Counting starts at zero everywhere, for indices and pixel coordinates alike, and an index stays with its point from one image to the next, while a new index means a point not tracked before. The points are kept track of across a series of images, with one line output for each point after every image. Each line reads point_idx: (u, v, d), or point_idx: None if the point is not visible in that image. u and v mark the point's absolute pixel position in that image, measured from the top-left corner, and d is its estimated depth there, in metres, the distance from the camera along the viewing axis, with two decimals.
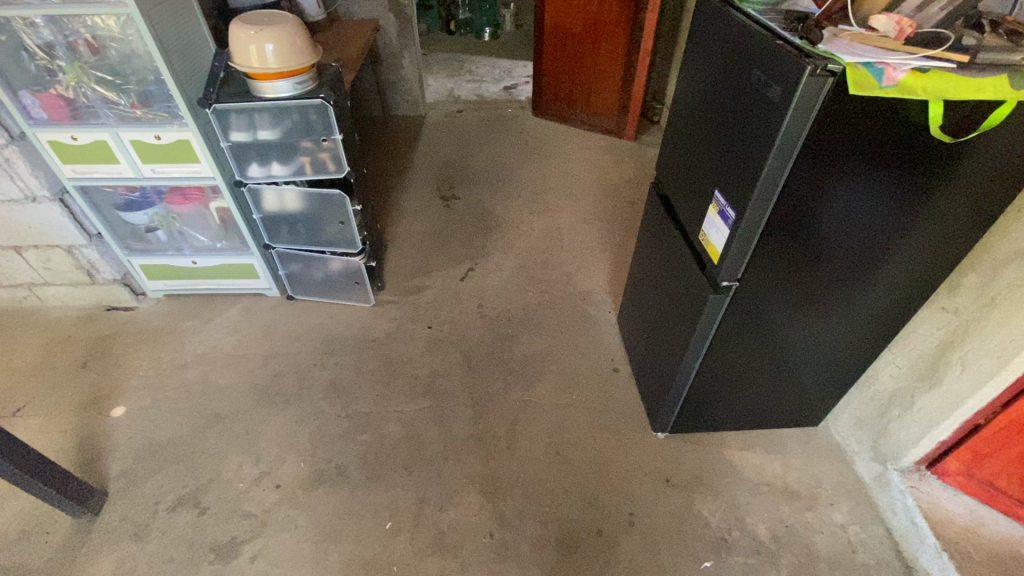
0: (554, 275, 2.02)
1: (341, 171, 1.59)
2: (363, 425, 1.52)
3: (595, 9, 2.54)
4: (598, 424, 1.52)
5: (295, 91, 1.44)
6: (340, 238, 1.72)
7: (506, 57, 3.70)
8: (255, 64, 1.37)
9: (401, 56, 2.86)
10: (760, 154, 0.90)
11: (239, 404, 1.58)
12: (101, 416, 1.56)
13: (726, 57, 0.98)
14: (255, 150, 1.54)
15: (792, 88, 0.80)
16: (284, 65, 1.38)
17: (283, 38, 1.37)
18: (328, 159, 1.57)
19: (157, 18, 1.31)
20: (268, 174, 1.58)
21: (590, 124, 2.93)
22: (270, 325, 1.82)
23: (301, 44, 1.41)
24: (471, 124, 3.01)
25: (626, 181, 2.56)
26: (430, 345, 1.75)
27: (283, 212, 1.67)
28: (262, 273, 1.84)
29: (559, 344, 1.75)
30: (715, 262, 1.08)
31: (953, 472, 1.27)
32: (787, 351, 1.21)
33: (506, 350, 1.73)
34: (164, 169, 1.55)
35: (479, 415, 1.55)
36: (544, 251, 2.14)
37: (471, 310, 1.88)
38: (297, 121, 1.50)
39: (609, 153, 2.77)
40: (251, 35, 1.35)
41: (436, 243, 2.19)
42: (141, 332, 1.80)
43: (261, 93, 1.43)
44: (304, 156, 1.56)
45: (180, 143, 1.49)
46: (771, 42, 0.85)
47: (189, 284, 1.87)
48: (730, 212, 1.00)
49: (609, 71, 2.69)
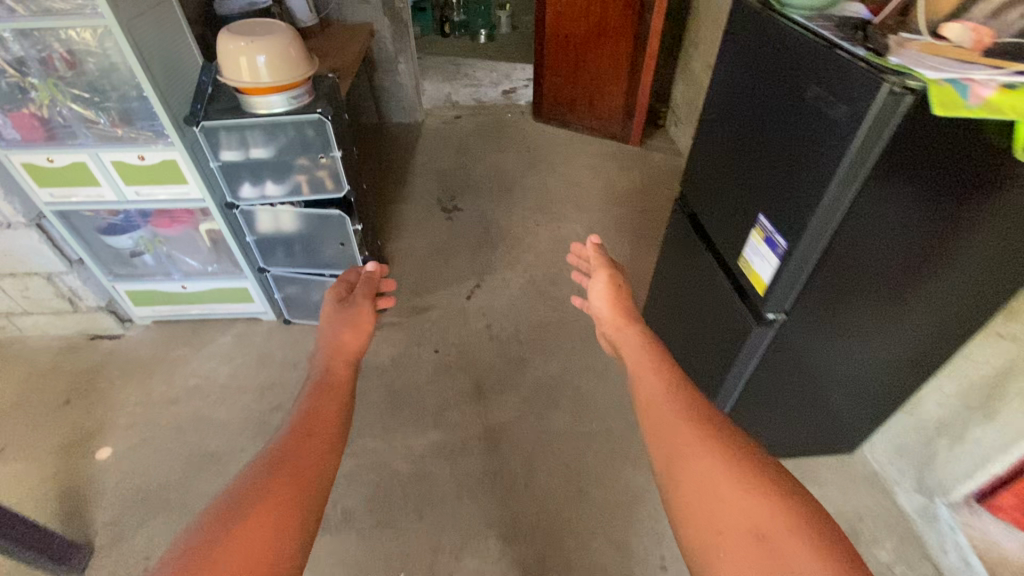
0: (564, 291, 1.93)
1: (342, 190, 1.50)
2: (371, 463, 1.42)
3: (598, 10, 2.47)
4: (620, 455, 1.43)
5: (290, 105, 1.33)
6: (340, 259, 1.62)
7: (504, 61, 3.59)
8: (246, 79, 1.26)
9: (396, 61, 2.77)
10: (820, 182, 0.81)
11: (236, 442, 1.49)
12: (85, 460, 1.45)
13: (775, 63, 0.88)
14: (247, 170, 1.42)
15: (865, 107, 0.71)
16: (277, 78, 1.27)
17: (277, 49, 1.26)
18: (326, 177, 1.47)
19: (139, 29, 1.20)
20: (261, 194, 1.47)
21: (592, 129, 2.85)
22: (267, 354, 1.72)
23: (295, 54, 1.30)
24: (470, 130, 2.92)
25: (633, 191, 2.48)
26: (437, 372, 1.65)
27: (278, 233, 1.56)
28: (257, 296, 1.74)
29: (574, 366, 1.66)
30: (762, 293, 1.00)
31: (1009, 509, 1.14)
32: (831, 381, 1.13)
33: (519, 375, 1.64)
34: (149, 191, 1.44)
35: (494, 449, 1.45)
36: (552, 267, 2.04)
37: (479, 332, 1.78)
38: (293, 138, 1.39)
39: (615, 160, 2.68)
40: (241, 46, 1.23)
41: (439, 260, 2.09)
42: (129, 363, 1.70)
43: (253, 108, 1.32)
44: (300, 174, 1.46)
45: (165, 163, 1.37)
46: (831, 54, 0.76)
47: (179, 308, 1.77)
48: (778, 239, 0.92)
49: (614, 74, 2.61)
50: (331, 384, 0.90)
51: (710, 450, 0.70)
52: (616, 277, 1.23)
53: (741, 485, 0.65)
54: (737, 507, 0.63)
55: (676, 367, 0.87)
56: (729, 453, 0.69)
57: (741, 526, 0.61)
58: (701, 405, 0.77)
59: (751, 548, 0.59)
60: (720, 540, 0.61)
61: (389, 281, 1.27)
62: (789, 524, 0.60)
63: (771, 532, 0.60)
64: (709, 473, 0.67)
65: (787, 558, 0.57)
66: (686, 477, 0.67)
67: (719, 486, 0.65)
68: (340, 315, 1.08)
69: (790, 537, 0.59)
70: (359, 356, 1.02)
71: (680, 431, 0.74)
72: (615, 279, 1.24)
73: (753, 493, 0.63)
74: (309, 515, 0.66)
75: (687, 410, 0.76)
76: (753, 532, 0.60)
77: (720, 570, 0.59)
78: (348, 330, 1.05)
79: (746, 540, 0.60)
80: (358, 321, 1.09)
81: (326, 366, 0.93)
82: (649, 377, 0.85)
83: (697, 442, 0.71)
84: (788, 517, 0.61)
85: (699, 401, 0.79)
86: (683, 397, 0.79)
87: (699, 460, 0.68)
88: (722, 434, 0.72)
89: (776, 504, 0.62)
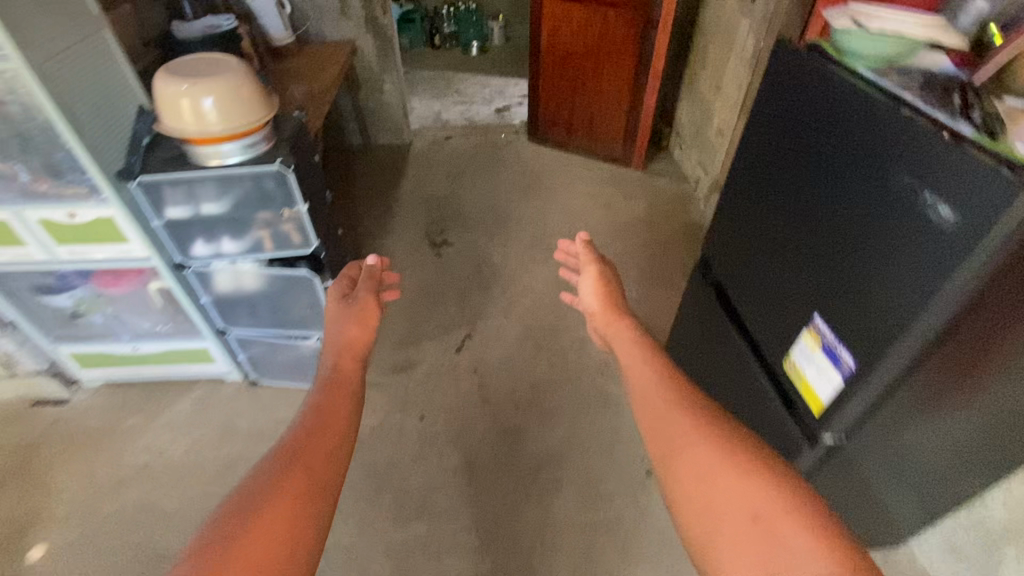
0: (564, 342, 1.75)
1: (309, 246, 1.29)
2: (345, 564, 1.24)
3: (597, 27, 2.29)
4: (630, 552, 1.26)
5: (246, 154, 1.13)
6: (311, 318, 1.41)
7: (498, 75, 3.40)
8: (191, 127, 1.07)
9: (381, 80, 2.58)
10: (908, 302, 0.65)
11: (190, 537, 1.31)
12: (17, 562, 1.28)
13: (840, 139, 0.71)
14: (198, 227, 1.23)
15: (990, 219, 0.55)
16: (229, 125, 1.08)
17: (227, 89, 1.07)
18: (292, 231, 1.27)
19: (57, 72, 1.00)
20: (216, 251, 1.27)
21: (592, 151, 2.66)
22: (230, 423, 1.53)
23: (250, 93, 1.10)
24: (461, 152, 2.74)
25: (637, 222, 2.30)
26: (422, 445, 1.46)
27: (239, 293, 1.36)
28: (219, 357, 1.54)
29: (576, 437, 1.48)
30: (819, 417, 0.85)
31: None
32: (895, 491, 0.96)
33: (515, 448, 1.46)
34: (85, 251, 1.24)
35: (487, 545, 1.27)
36: (551, 312, 1.86)
37: (471, 393, 1.59)
38: (249, 190, 1.19)
39: (616, 186, 2.50)
40: (182, 89, 1.04)
41: (426, 305, 1.90)
42: (73, 436, 1.51)
43: (200, 159, 1.12)
44: (261, 229, 1.26)
45: (100, 221, 1.18)
46: (933, 139, 0.59)
47: (133, 370, 1.58)
48: (845, 359, 0.75)
49: (615, 95, 2.43)
50: (340, 377, 0.87)
51: (705, 440, 0.69)
52: (607, 272, 1.16)
53: (738, 472, 0.65)
54: (732, 492, 0.64)
55: (667, 360, 0.86)
56: (723, 442, 0.69)
57: (739, 510, 0.62)
58: (695, 396, 0.77)
59: (750, 536, 0.60)
60: (718, 526, 0.62)
61: (394, 273, 1.18)
62: (786, 505, 0.61)
63: (767, 514, 0.61)
64: (703, 463, 0.67)
65: (785, 538, 0.59)
66: (684, 467, 0.68)
67: (715, 473, 0.66)
68: (346, 312, 1.01)
69: (786, 518, 0.60)
70: (369, 353, 0.97)
71: (675, 421, 0.73)
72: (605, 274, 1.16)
73: (749, 476, 0.65)
74: (318, 514, 0.66)
75: (679, 400, 0.75)
76: (751, 516, 0.61)
77: (720, 552, 0.61)
78: (354, 327, 0.99)
79: (746, 522, 0.61)
80: (363, 317, 1.01)
81: (334, 364, 0.89)
82: (643, 370, 0.83)
83: (693, 433, 0.70)
84: (784, 502, 0.62)
85: (688, 391, 0.78)
86: (678, 387, 0.78)
87: (693, 450, 0.69)
88: (713, 422, 0.72)
89: (770, 485, 0.63)
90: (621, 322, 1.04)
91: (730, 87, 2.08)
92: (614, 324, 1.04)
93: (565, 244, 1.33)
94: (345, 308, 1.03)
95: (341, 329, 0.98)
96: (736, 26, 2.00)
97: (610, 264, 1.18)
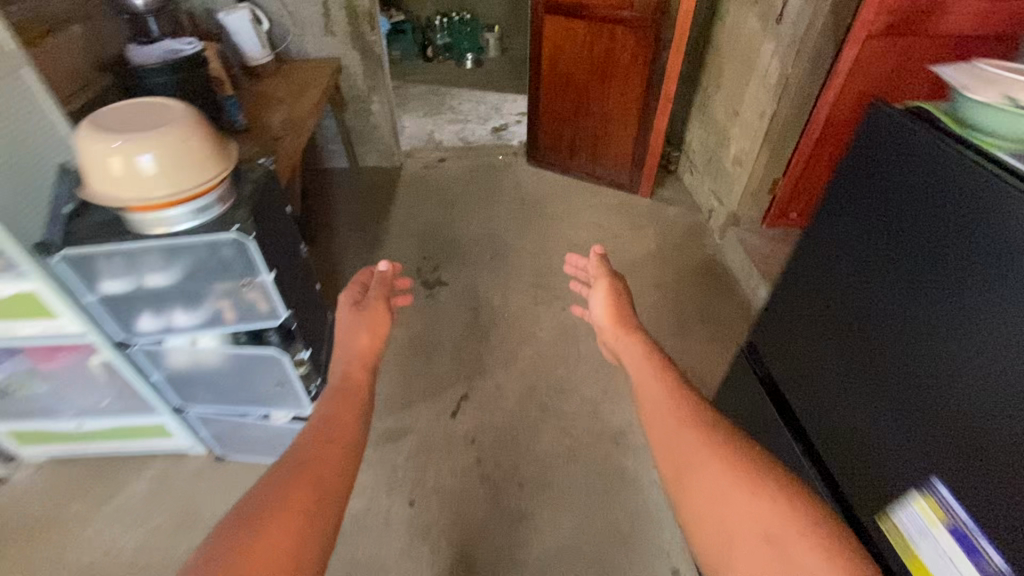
0: (573, 404, 1.56)
1: (279, 316, 1.09)
2: None
3: (603, 46, 2.11)
4: None
5: (198, 219, 0.93)
6: (284, 395, 1.21)
7: (494, 91, 3.21)
8: (126, 192, 0.87)
9: (369, 100, 2.38)
10: None
11: None
12: None
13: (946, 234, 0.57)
14: (142, 300, 1.02)
15: None
16: (174, 186, 0.88)
17: (170, 142, 0.87)
18: (256, 300, 1.07)
19: None
20: (166, 325, 1.07)
21: (596, 176, 2.48)
22: (190, 511, 1.33)
23: (199, 144, 0.90)
24: (455, 176, 2.54)
25: (648, 257, 2.11)
26: (413, 538, 1.27)
27: (197, 370, 1.16)
28: (179, 431, 1.34)
29: (590, 527, 1.29)
30: None
31: None
32: None
33: (520, 541, 1.27)
34: (7, 328, 1.04)
35: None
36: (557, 367, 1.66)
37: (468, 469, 1.40)
38: (202, 259, 0.98)
39: (623, 215, 2.32)
40: (112, 147, 0.84)
41: (418, 357, 1.70)
42: (7, 527, 1.31)
43: (142, 228, 0.92)
44: (220, 299, 1.06)
45: (21, 297, 0.98)
46: None
47: (81, 446, 1.38)
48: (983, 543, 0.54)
49: (622, 118, 2.25)
50: (347, 378, 0.81)
51: (713, 452, 0.59)
52: (617, 285, 1.02)
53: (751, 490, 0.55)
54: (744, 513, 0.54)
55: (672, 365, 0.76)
56: (732, 452, 0.59)
57: (750, 530, 0.52)
58: (701, 403, 0.67)
59: (774, 566, 0.50)
60: (735, 551, 0.52)
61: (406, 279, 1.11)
62: (803, 527, 0.52)
63: (780, 534, 0.51)
64: (717, 477, 0.57)
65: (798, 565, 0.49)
66: (689, 485, 0.58)
67: (725, 491, 0.56)
68: (356, 319, 0.94)
69: (801, 540, 0.51)
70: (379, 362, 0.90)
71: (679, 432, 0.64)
72: (615, 287, 1.02)
73: (763, 494, 0.54)
74: (316, 550, 0.56)
75: (684, 407, 0.66)
76: (762, 536, 0.51)
77: None
78: (364, 336, 0.91)
79: (756, 545, 0.51)
80: (373, 325, 0.95)
81: (342, 371, 0.82)
82: (647, 379, 0.73)
83: (701, 444, 0.61)
84: (802, 526, 0.52)
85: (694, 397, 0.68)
86: (680, 394, 0.68)
87: (701, 464, 0.59)
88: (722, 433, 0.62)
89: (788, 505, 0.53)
90: (628, 337, 0.89)
91: (750, 113, 1.91)
92: (622, 339, 0.89)
93: (573, 261, 1.19)
94: (354, 314, 0.96)
95: (351, 337, 0.91)
96: (758, 48, 1.82)
97: (622, 277, 1.04)
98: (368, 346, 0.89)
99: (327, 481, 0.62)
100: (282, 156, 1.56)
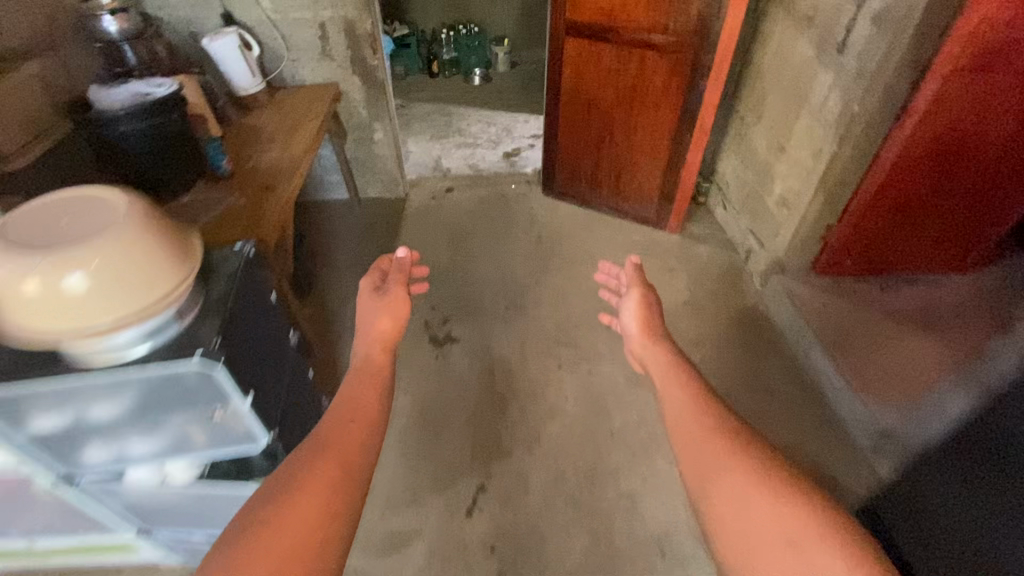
0: (608, 499, 1.36)
1: (259, 441, 0.88)
2: None
3: (631, 71, 1.89)
4: None
5: (153, 341, 0.73)
6: None
7: (505, 111, 2.99)
8: (43, 324, 0.66)
9: (371, 129, 2.17)
10: None
11: None
12: None
13: None
14: (88, 432, 0.82)
15: None
16: (111, 311, 0.67)
17: (107, 254, 0.66)
18: (231, 424, 0.86)
19: None
20: (122, 455, 0.86)
21: (618, 210, 2.26)
22: None
23: (147, 251, 0.69)
24: (465, 209, 2.33)
25: (681, 307, 1.90)
26: None
27: (163, 499, 0.95)
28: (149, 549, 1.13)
29: None
30: None
31: None
32: None
33: None
34: None
35: None
36: (587, 449, 1.45)
37: None
38: (159, 388, 0.77)
39: (652, 256, 2.10)
40: (29, 265, 0.64)
41: (428, 435, 1.49)
42: None
43: (78, 356, 0.72)
44: (186, 425, 0.85)
45: None
46: None
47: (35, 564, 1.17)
48: None
49: (650, 150, 2.03)
50: (368, 377, 0.82)
51: (741, 470, 0.61)
52: (648, 296, 1.04)
53: (774, 500, 0.57)
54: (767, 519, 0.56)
55: (700, 379, 0.78)
56: (758, 467, 0.61)
57: (771, 539, 0.55)
58: (732, 426, 0.68)
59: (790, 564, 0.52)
60: (757, 561, 0.54)
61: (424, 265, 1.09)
62: (825, 532, 0.53)
63: (803, 539, 0.53)
64: (741, 488, 0.59)
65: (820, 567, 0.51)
66: (717, 499, 0.60)
67: (750, 507, 0.57)
68: (373, 303, 0.97)
69: (825, 544, 0.52)
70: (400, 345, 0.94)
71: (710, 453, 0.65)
72: (646, 298, 1.04)
73: (784, 503, 0.56)
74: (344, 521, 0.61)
75: (712, 431, 0.67)
76: (787, 544, 0.53)
77: None
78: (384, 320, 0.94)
79: (780, 552, 0.53)
80: (393, 309, 0.96)
81: (363, 354, 0.88)
82: (677, 401, 0.74)
83: (729, 463, 0.62)
84: (823, 530, 0.54)
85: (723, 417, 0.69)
86: (706, 412, 0.71)
87: (729, 481, 0.60)
88: (749, 450, 0.63)
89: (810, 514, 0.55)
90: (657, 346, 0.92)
91: (801, 152, 1.69)
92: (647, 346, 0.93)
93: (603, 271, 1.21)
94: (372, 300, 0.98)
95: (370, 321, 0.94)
96: (814, 79, 1.60)
97: (653, 289, 1.06)
98: (387, 327, 0.93)
99: (354, 471, 0.66)
100: (270, 213, 1.35)
